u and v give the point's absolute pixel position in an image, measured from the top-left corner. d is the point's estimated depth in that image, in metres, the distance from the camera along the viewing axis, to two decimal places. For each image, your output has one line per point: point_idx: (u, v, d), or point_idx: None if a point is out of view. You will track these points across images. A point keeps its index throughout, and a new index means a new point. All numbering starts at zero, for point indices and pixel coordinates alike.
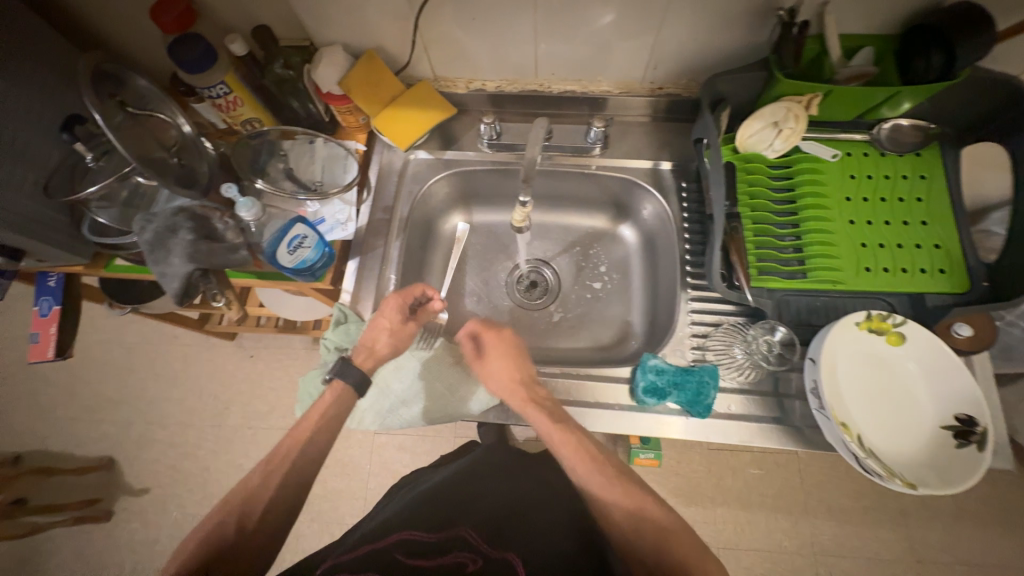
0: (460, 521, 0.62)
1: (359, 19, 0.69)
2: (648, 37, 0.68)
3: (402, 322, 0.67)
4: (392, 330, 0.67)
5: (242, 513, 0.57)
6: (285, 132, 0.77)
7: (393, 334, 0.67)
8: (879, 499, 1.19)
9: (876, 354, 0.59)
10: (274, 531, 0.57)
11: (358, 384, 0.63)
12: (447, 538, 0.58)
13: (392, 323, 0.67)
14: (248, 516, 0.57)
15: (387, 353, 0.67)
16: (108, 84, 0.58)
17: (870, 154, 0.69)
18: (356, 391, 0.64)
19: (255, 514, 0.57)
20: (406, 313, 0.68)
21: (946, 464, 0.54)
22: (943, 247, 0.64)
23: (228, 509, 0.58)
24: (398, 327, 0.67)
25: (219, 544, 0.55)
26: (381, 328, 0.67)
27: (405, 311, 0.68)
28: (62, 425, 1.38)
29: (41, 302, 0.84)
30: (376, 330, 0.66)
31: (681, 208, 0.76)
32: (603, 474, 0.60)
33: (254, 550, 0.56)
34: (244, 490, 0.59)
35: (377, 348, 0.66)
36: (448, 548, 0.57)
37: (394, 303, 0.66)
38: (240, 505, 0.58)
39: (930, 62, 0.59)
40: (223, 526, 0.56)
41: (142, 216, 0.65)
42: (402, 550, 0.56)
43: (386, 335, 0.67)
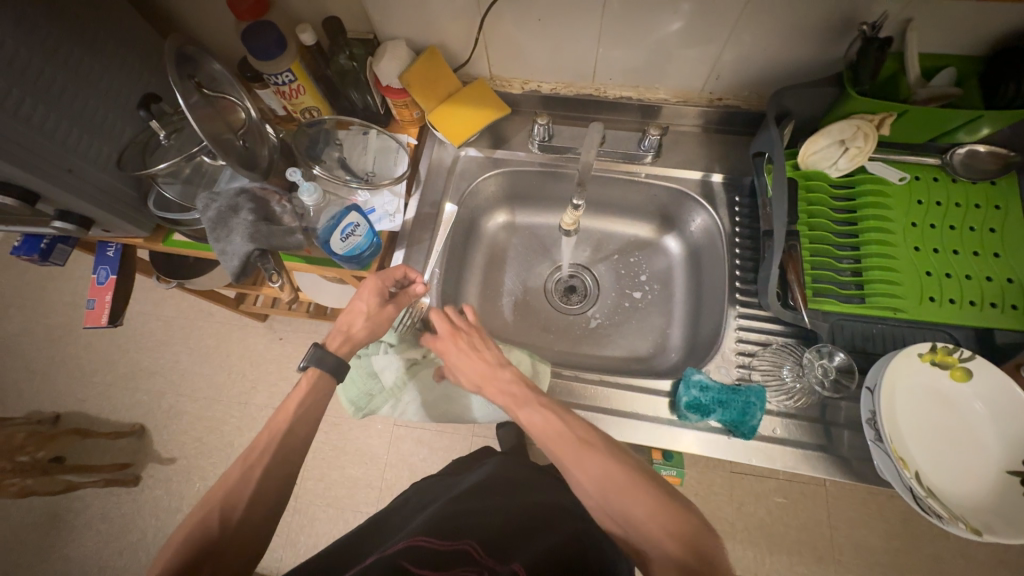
0: (465, 531, 0.59)
1: (426, 15, 0.70)
2: (714, 45, 0.66)
3: (380, 306, 0.68)
4: (369, 314, 0.68)
5: (226, 507, 0.54)
6: (340, 123, 0.80)
7: (369, 318, 0.68)
8: (910, 542, 1.13)
9: (939, 389, 0.57)
10: (260, 525, 0.55)
11: (336, 367, 0.64)
12: (456, 552, 0.56)
13: (370, 306, 0.68)
14: (230, 510, 0.54)
15: (363, 336, 0.67)
16: (187, 66, 0.61)
17: (940, 179, 0.66)
18: (334, 375, 0.64)
19: (239, 510, 0.54)
20: (382, 298, 0.69)
21: (1012, 512, 0.51)
22: (1016, 281, 0.61)
23: (209, 503, 0.54)
24: (376, 311, 0.68)
25: (205, 540, 0.52)
26: (358, 311, 0.68)
27: (383, 295, 0.69)
28: (100, 390, 1.44)
29: (99, 270, 0.88)
30: (355, 313, 0.68)
31: (733, 223, 0.74)
32: (594, 460, 0.51)
33: (239, 546, 0.53)
34: (229, 480, 0.55)
35: (353, 332, 0.67)
36: (456, 563, 0.54)
37: (370, 286, 0.68)
38: (221, 499, 0.54)
39: (1019, 88, 0.56)
40: (206, 523, 0.53)
41: (206, 195, 0.68)
42: (407, 558, 0.54)
43: (361, 319, 0.68)
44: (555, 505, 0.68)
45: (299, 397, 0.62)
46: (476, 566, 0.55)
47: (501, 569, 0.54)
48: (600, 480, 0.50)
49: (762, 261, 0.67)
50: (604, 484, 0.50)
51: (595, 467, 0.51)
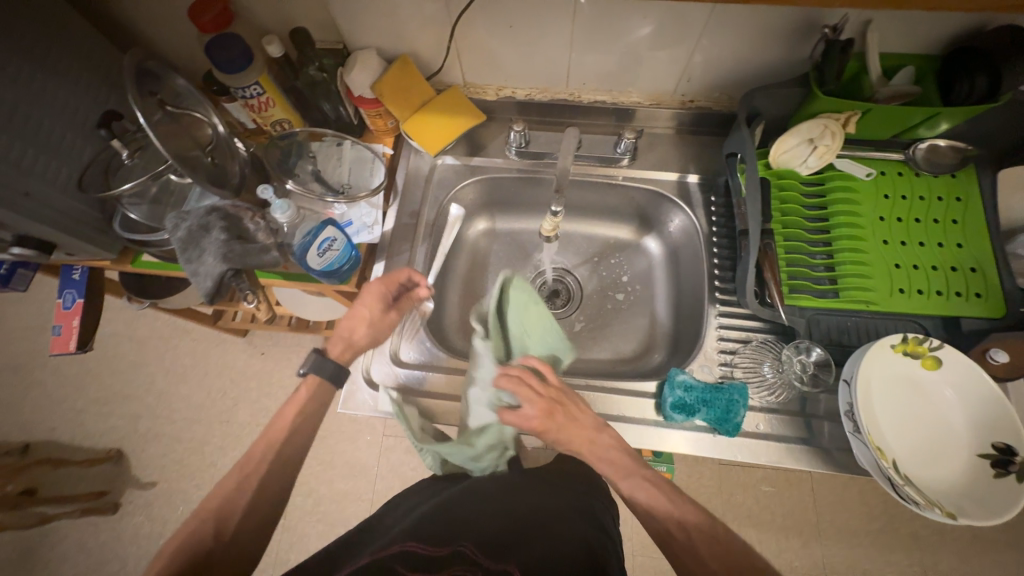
0: (458, 536, 0.59)
1: (395, 24, 0.69)
2: (684, 49, 0.67)
3: (383, 312, 0.70)
4: (370, 321, 0.69)
5: (221, 517, 0.56)
6: (313, 134, 0.78)
7: (371, 325, 0.69)
8: (891, 522, 1.17)
9: (911, 378, 0.58)
10: (254, 538, 0.57)
11: (334, 375, 0.67)
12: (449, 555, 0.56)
13: (372, 313, 0.69)
14: (225, 520, 0.57)
15: (364, 343, 0.69)
16: (148, 82, 0.58)
17: (905, 174, 0.68)
18: (332, 382, 0.67)
19: (234, 520, 0.57)
20: (385, 305, 0.70)
21: (984, 494, 0.53)
22: (979, 270, 0.63)
23: (204, 513, 0.57)
24: (380, 318, 0.69)
25: (199, 550, 0.54)
26: (360, 317, 0.69)
27: (385, 301, 0.70)
28: (72, 416, 1.38)
29: (65, 294, 0.84)
30: (357, 320, 0.69)
31: (710, 222, 0.76)
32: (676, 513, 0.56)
33: (235, 552, 0.55)
34: (224, 491, 0.58)
35: (355, 338, 0.69)
36: (448, 564, 0.54)
37: (373, 292, 0.69)
38: (215, 510, 0.57)
39: (973, 85, 0.58)
40: (202, 532, 0.55)
41: (175, 214, 0.65)
42: (402, 563, 0.54)
43: (364, 325, 0.69)
44: (547, 507, 0.68)
45: (296, 407, 0.65)
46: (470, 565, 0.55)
47: (494, 568, 0.54)
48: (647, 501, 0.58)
49: (739, 260, 0.68)
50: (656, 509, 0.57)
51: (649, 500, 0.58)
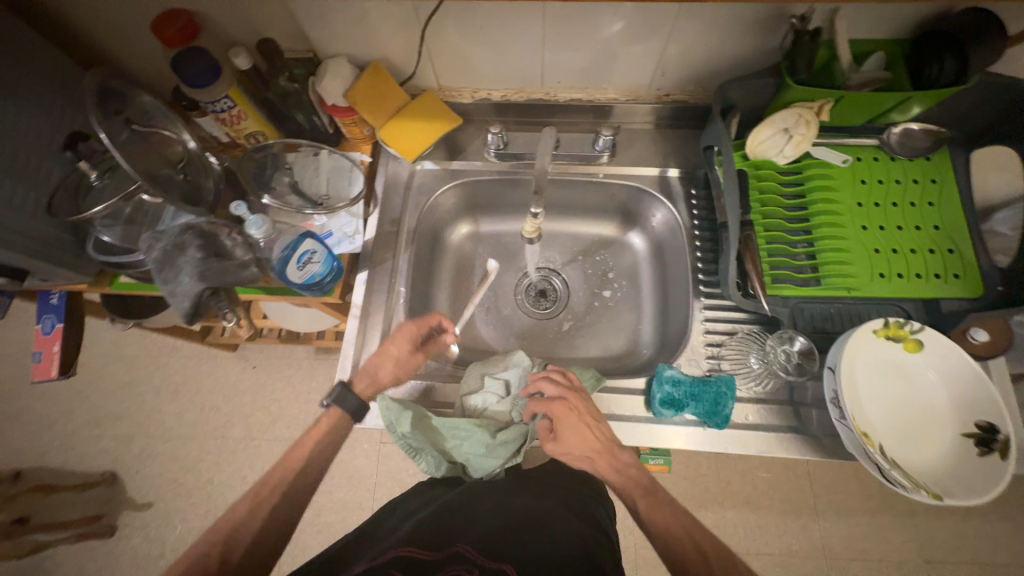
0: (457, 535, 0.59)
1: (364, 30, 0.68)
2: (656, 43, 0.67)
3: (410, 352, 0.69)
4: (398, 360, 0.68)
5: (230, 543, 0.57)
6: (288, 145, 0.76)
7: (397, 363, 0.68)
8: (887, 501, 1.19)
9: (894, 361, 0.59)
10: (259, 562, 0.58)
11: (355, 410, 0.65)
12: (447, 557, 0.56)
13: (401, 352, 0.68)
14: (235, 546, 0.57)
15: (387, 381, 0.68)
16: (114, 101, 0.57)
17: (881, 159, 0.69)
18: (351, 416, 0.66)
19: (243, 545, 0.58)
20: (413, 345, 0.69)
21: (969, 474, 0.53)
22: (956, 251, 0.64)
23: (213, 536, 0.58)
24: (407, 358, 0.69)
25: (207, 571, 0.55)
26: (388, 355, 0.68)
27: (415, 342, 0.69)
28: (62, 441, 1.36)
29: (44, 319, 0.83)
30: (382, 356, 0.67)
31: (691, 215, 0.76)
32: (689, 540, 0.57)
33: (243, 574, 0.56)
34: (235, 515, 0.59)
35: (379, 376, 0.67)
36: (445, 565, 0.55)
37: (406, 332, 0.68)
38: (226, 533, 0.58)
39: (942, 68, 0.58)
40: (210, 556, 0.56)
41: (150, 234, 0.65)
42: (399, 567, 0.54)
43: (388, 363, 0.68)
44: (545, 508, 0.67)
45: (315, 438, 0.66)
46: (467, 566, 0.55)
47: (490, 568, 0.55)
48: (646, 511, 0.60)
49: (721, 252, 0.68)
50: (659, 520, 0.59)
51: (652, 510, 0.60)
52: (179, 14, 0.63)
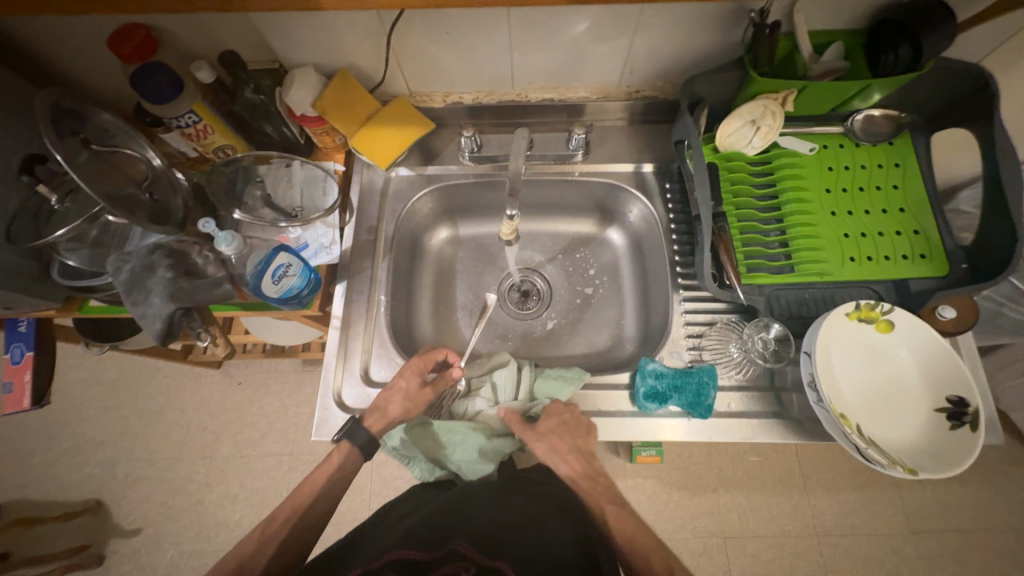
0: (453, 534, 0.58)
1: (329, 39, 0.67)
2: (622, 41, 0.67)
3: (419, 387, 0.68)
4: (407, 394, 0.66)
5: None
6: (260, 158, 0.75)
7: (406, 397, 0.66)
8: (872, 476, 1.22)
9: (868, 342, 0.61)
10: None
11: (367, 445, 0.63)
12: (444, 556, 0.55)
13: (410, 386, 0.67)
14: None
15: (399, 416, 0.66)
16: (70, 121, 0.56)
17: (846, 145, 0.71)
18: (363, 452, 0.63)
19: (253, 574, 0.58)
20: (423, 379, 0.68)
21: (942, 447, 0.55)
22: (921, 232, 0.66)
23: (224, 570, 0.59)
24: (417, 391, 0.67)
25: None
26: (397, 389, 0.66)
27: (424, 375, 0.68)
28: (43, 471, 1.32)
29: (12, 348, 0.80)
30: (394, 390, 0.66)
31: (667, 209, 0.77)
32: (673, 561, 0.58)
33: None
34: (243, 551, 0.59)
35: (390, 410, 0.65)
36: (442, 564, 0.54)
37: (414, 366, 0.68)
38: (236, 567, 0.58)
39: (897, 55, 0.60)
40: None
41: (116, 256, 0.63)
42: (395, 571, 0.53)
43: (398, 397, 0.66)
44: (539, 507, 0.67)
45: (327, 471, 0.64)
46: (465, 564, 0.54)
47: (489, 567, 0.54)
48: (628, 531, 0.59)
49: (696, 245, 0.69)
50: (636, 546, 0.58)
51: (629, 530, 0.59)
52: (134, 30, 0.61)
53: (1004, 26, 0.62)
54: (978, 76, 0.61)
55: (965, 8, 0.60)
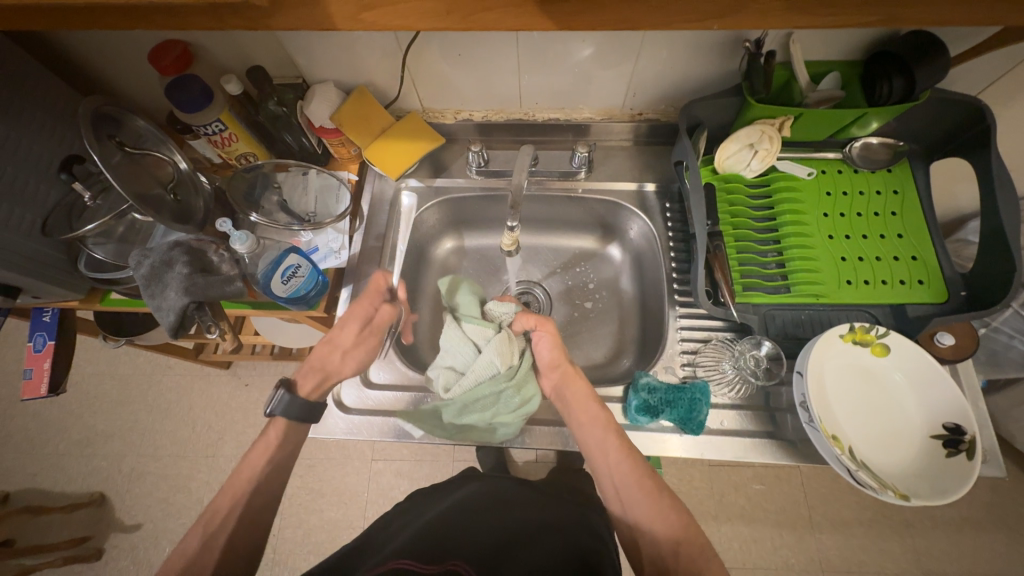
0: (451, 552, 0.56)
1: (350, 59, 0.72)
2: (626, 66, 0.70)
3: (358, 335, 0.71)
4: (347, 348, 0.70)
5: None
6: (278, 165, 0.80)
7: (347, 351, 0.70)
8: (881, 511, 1.18)
9: (862, 365, 0.61)
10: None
11: (301, 413, 0.64)
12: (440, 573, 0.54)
13: (349, 339, 0.71)
14: None
15: (338, 372, 0.69)
16: (108, 126, 0.61)
17: (844, 171, 0.72)
18: (298, 418, 0.64)
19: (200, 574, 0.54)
20: (362, 325, 0.71)
21: (937, 474, 0.54)
22: (919, 258, 0.67)
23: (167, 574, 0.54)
24: (353, 343, 0.71)
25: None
26: (337, 346, 0.70)
27: (363, 323, 0.72)
28: (52, 461, 1.36)
29: (36, 337, 0.84)
30: (331, 347, 0.70)
31: (666, 227, 0.79)
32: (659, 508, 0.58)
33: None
34: (188, 550, 0.55)
35: (329, 367, 0.69)
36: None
37: (354, 315, 0.71)
38: (181, 569, 0.54)
39: (892, 86, 0.61)
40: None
41: (139, 251, 0.67)
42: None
43: (338, 354, 0.70)
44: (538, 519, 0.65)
45: (264, 453, 0.62)
46: None
47: None
48: (619, 465, 0.60)
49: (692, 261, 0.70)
50: (619, 473, 0.60)
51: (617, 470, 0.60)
52: (172, 46, 0.67)
53: (1000, 62, 0.63)
54: (976, 108, 0.62)
55: (960, 44, 0.62)
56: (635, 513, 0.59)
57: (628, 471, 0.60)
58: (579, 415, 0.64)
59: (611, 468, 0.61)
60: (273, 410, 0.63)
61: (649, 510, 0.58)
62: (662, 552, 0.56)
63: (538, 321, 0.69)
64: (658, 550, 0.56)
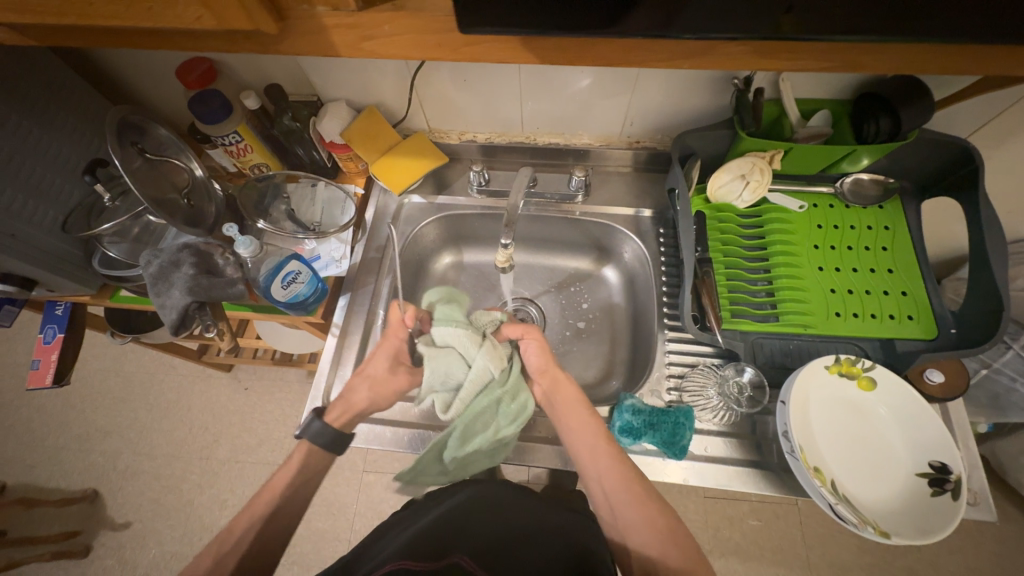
0: (451, 549, 0.57)
1: (362, 81, 0.76)
2: (624, 97, 0.73)
3: (390, 372, 0.67)
4: (372, 382, 0.66)
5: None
6: (290, 177, 0.84)
7: (371, 387, 0.66)
8: (883, 556, 1.14)
9: (848, 397, 0.60)
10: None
11: (326, 443, 0.62)
12: (444, 568, 0.54)
13: (378, 374, 0.67)
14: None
15: (364, 406, 0.66)
16: (131, 134, 0.64)
17: (835, 206, 0.73)
18: (326, 449, 0.63)
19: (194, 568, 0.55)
20: (393, 362, 0.67)
21: (921, 512, 0.54)
22: (909, 294, 0.67)
23: None
24: (384, 379, 0.67)
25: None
26: (365, 376, 0.67)
27: (394, 362, 0.67)
28: (51, 454, 1.38)
29: (47, 329, 0.87)
30: (361, 381, 0.66)
31: (658, 252, 0.80)
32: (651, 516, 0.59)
33: None
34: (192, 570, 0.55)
35: (355, 400, 0.65)
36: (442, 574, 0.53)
37: (382, 353, 0.66)
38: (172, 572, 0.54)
39: (879, 126, 0.63)
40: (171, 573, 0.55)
41: (150, 251, 0.70)
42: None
43: (366, 386, 0.66)
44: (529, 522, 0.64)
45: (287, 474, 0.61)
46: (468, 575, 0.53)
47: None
48: (609, 471, 0.60)
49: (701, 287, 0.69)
50: (609, 479, 0.60)
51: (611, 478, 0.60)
52: (199, 62, 0.72)
53: (985, 107, 0.65)
54: (963, 149, 0.64)
55: (943, 89, 0.64)
56: (624, 517, 0.59)
57: (619, 477, 0.60)
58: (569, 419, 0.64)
59: (600, 473, 0.61)
60: (301, 432, 0.63)
61: (640, 515, 0.59)
62: (653, 557, 0.57)
63: (523, 331, 0.69)
64: (649, 554, 0.57)
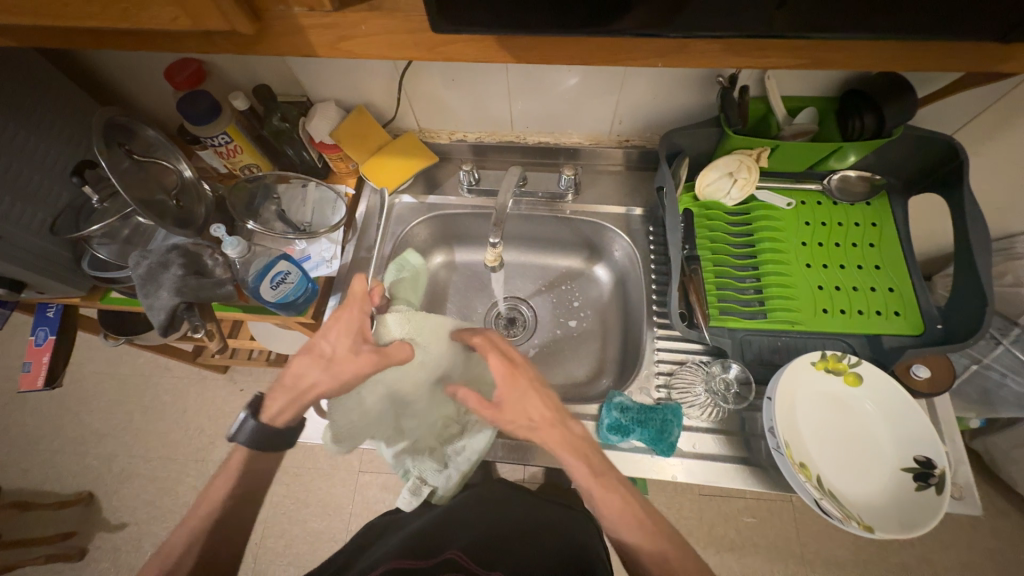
0: (446, 545, 0.57)
1: (350, 81, 0.76)
2: (612, 96, 0.73)
3: (350, 353, 0.60)
4: (326, 363, 0.60)
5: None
6: (281, 177, 0.83)
7: (325, 368, 0.59)
8: (879, 553, 1.15)
9: (834, 393, 0.61)
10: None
11: (259, 441, 0.58)
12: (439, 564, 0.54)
13: (336, 353, 0.60)
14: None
15: (311, 392, 0.60)
16: (119, 135, 0.65)
17: (824, 203, 0.73)
18: (258, 446, 0.58)
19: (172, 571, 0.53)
20: (355, 343, 0.61)
21: (906, 506, 0.54)
22: (896, 290, 0.67)
23: None
24: (342, 359, 0.60)
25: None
26: (318, 358, 0.60)
27: (354, 341, 0.61)
28: (46, 458, 1.38)
29: (37, 331, 0.87)
30: (310, 362, 0.60)
31: (648, 249, 0.81)
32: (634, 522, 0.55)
33: None
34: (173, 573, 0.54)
35: (301, 388, 0.60)
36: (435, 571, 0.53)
37: (340, 331, 0.61)
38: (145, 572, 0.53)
39: (863, 122, 0.63)
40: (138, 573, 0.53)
41: (137, 252, 0.70)
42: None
43: (320, 369, 0.59)
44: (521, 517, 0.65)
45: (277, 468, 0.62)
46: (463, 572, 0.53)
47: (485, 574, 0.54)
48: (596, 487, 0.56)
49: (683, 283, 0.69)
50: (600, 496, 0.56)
51: (601, 492, 0.55)
52: (187, 64, 0.72)
53: (970, 104, 0.65)
54: (948, 145, 0.64)
55: (928, 86, 0.64)
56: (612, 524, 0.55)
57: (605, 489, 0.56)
58: (551, 439, 0.57)
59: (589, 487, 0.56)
60: (235, 435, 0.58)
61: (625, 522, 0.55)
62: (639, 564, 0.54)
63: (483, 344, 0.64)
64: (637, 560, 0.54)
